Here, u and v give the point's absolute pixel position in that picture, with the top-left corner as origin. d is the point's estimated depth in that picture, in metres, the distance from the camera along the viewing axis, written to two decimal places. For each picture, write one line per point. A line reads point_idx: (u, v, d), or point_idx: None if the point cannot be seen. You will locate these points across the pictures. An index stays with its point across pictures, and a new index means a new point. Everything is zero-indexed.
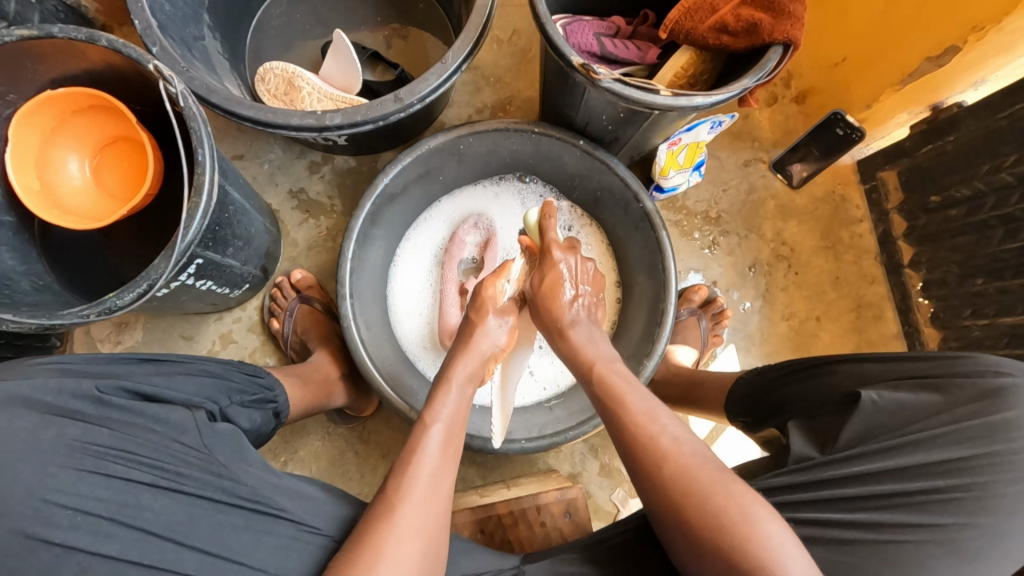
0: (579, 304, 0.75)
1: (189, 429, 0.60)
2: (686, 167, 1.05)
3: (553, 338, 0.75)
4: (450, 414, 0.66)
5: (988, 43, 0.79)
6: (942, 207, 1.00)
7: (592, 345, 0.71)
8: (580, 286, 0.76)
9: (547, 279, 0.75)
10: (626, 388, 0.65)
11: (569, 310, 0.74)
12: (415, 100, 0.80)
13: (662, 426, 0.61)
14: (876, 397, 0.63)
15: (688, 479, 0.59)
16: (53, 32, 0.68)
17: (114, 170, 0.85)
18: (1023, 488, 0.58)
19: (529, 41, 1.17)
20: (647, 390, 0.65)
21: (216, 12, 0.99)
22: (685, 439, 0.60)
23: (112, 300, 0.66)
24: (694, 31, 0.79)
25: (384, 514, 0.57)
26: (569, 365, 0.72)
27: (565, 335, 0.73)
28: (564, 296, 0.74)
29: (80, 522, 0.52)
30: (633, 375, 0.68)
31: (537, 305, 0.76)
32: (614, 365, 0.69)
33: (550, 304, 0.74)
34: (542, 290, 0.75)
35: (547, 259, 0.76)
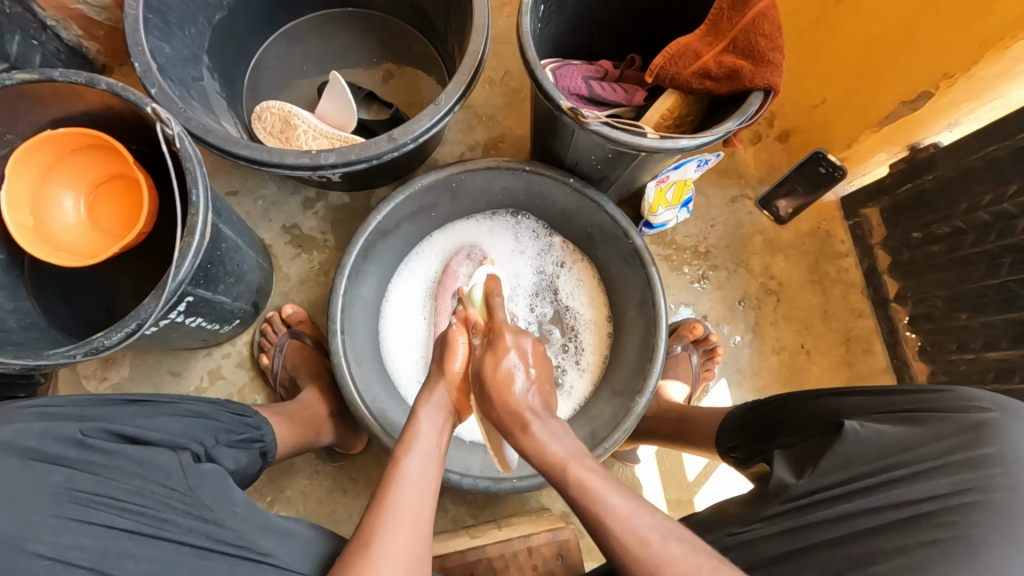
0: (531, 394, 0.68)
1: (174, 472, 0.59)
2: (675, 204, 1.07)
3: (509, 435, 0.66)
4: (431, 448, 0.66)
5: (957, 88, 0.83)
6: (924, 243, 1.03)
7: (557, 441, 0.63)
8: (529, 372, 0.69)
9: (499, 369, 0.68)
10: (605, 491, 0.58)
11: (522, 401, 0.67)
12: (408, 140, 0.81)
13: (648, 527, 0.55)
14: (858, 426, 0.64)
15: (674, 530, 0.56)
16: (54, 76, 0.70)
17: (109, 207, 0.86)
18: (1012, 527, 0.55)
19: (520, 81, 1.21)
20: (623, 483, 0.59)
21: (215, 54, 1.01)
22: (673, 538, 0.55)
23: (99, 339, 0.66)
24: (679, 75, 0.83)
25: (359, 554, 0.55)
26: (536, 466, 0.64)
27: (524, 433, 0.64)
28: (515, 383, 0.68)
29: (60, 572, 0.51)
30: (610, 474, 0.60)
31: (488, 394, 0.68)
32: (586, 461, 0.62)
33: (503, 397, 0.67)
34: (493, 382, 0.68)
35: (495, 344, 0.71)
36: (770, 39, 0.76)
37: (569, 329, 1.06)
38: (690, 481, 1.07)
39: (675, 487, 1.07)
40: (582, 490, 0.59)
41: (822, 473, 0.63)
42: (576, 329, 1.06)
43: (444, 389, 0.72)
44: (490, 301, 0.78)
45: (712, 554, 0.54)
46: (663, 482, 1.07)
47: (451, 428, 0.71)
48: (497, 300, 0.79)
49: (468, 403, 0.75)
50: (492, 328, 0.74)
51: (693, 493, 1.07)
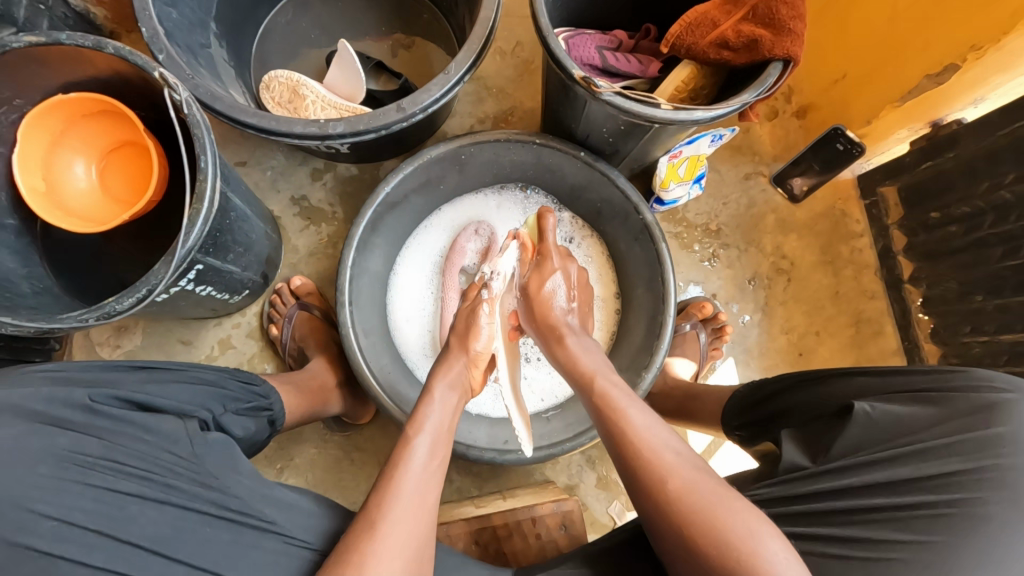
0: (569, 314, 0.79)
1: (180, 438, 0.60)
2: (687, 180, 1.06)
3: (548, 341, 0.77)
4: (441, 424, 0.68)
5: (986, 61, 0.80)
6: (942, 224, 1.00)
7: (587, 356, 0.73)
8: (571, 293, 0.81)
9: (543, 285, 0.79)
10: (627, 403, 0.66)
11: (562, 318, 0.78)
12: (417, 110, 0.80)
13: (662, 441, 0.61)
14: (869, 408, 0.63)
15: (687, 450, 0.61)
16: (61, 38, 0.69)
17: (120, 174, 0.86)
18: (1012, 505, 0.55)
19: (531, 53, 1.19)
20: (646, 404, 0.66)
21: (222, 21, 1.00)
22: (686, 456, 0.60)
23: (110, 304, 0.66)
24: (696, 45, 0.80)
25: (368, 525, 0.56)
26: (565, 373, 0.74)
27: (560, 345, 0.75)
28: (558, 300, 0.79)
29: (66, 535, 0.52)
30: (632, 391, 0.69)
31: (529, 303, 0.80)
32: (611, 376, 0.70)
33: (545, 312, 0.78)
34: (537, 294, 0.79)
35: (546, 262, 0.81)
36: (792, 7, 0.74)
37: None
38: None
39: None
40: (605, 398, 0.67)
41: (832, 456, 0.62)
42: None
43: (462, 366, 0.75)
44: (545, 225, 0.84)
45: (717, 483, 0.57)
46: None
47: (462, 404, 0.73)
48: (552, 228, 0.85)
49: (480, 380, 0.78)
50: (541, 250, 0.83)
51: None
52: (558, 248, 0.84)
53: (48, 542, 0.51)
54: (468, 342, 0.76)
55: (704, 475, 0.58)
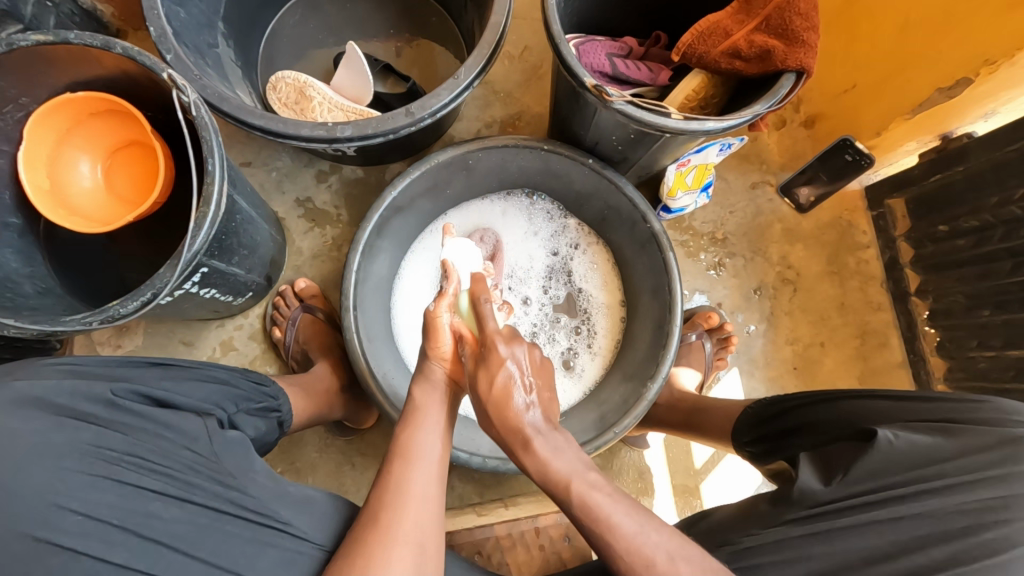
0: (532, 409, 0.60)
1: (201, 436, 0.60)
2: (694, 188, 1.05)
3: (511, 452, 0.61)
4: (438, 416, 0.65)
5: (999, 75, 0.79)
6: (950, 237, 1.00)
7: (559, 457, 0.58)
8: (529, 385, 0.60)
9: (495, 381, 0.60)
10: (611, 510, 0.56)
11: (523, 419, 0.59)
12: (426, 114, 0.80)
13: (652, 544, 0.55)
14: (892, 437, 0.62)
15: (681, 548, 0.55)
16: (69, 39, 0.68)
17: (126, 173, 0.85)
18: None
19: (539, 58, 1.18)
20: (633, 501, 0.57)
21: (230, 21, 0.99)
22: (680, 559, 0.54)
23: (115, 308, 0.65)
24: (707, 54, 0.80)
25: (371, 524, 0.56)
26: (536, 481, 0.60)
27: (526, 450, 0.59)
28: (515, 400, 0.59)
29: (90, 529, 0.50)
30: (620, 492, 0.58)
31: (483, 408, 0.61)
32: (588, 477, 0.58)
33: (500, 412, 0.59)
34: (490, 398, 0.60)
35: (489, 356, 0.61)
36: (806, 18, 0.74)
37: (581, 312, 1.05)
38: (697, 468, 1.07)
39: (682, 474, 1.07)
40: (588, 512, 0.56)
41: (852, 479, 0.62)
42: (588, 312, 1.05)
43: (439, 369, 0.67)
44: (482, 307, 0.65)
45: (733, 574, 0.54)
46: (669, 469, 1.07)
47: (456, 399, 0.69)
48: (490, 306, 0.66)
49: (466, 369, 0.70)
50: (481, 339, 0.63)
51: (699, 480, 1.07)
52: (502, 331, 0.63)
53: (71, 538, 0.49)
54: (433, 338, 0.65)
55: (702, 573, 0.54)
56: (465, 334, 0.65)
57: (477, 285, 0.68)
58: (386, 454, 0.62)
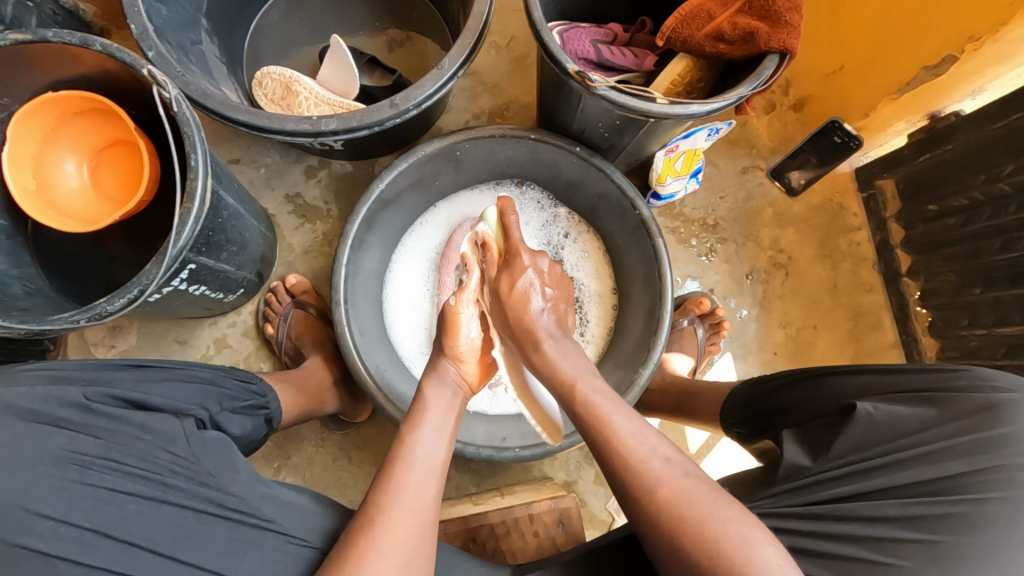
0: (545, 315, 0.75)
1: (178, 437, 0.59)
2: (684, 174, 1.05)
3: (524, 353, 0.74)
4: (443, 421, 0.67)
5: (984, 51, 0.79)
6: (939, 217, 1.00)
7: (565, 361, 0.70)
8: (545, 292, 0.76)
9: (517, 287, 0.75)
10: (611, 410, 0.64)
11: (536, 322, 0.73)
12: (411, 106, 0.80)
13: (651, 448, 0.61)
14: (871, 408, 0.63)
15: (698, 494, 0.57)
16: (47, 36, 0.68)
17: (112, 173, 0.85)
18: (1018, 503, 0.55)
19: (526, 47, 1.17)
20: (631, 410, 0.65)
21: (213, 17, 0.99)
22: (676, 461, 0.60)
23: (102, 306, 0.66)
24: (692, 37, 0.80)
25: (365, 526, 0.57)
26: (545, 382, 0.71)
27: (536, 351, 0.72)
28: (530, 302, 0.74)
29: (64, 533, 0.52)
30: (614, 396, 0.67)
31: (501, 307, 0.76)
32: (592, 382, 0.68)
33: (517, 314, 0.74)
34: (508, 297, 0.75)
35: (512, 264, 0.77)
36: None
37: (573, 301, 1.05)
38: (692, 453, 1.08)
39: None
40: (588, 408, 0.65)
41: (833, 456, 0.63)
42: (581, 301, 1.05)
43: (451, 367, 0.73)
44: (507, 224, 0.82)
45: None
46: None
47: (461, 405, 0.72)
48: (513, 224, 0.82)
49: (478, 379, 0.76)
50: (508, 249, 0.80)
51: (694, 465, 1.07)
52: (523, 243, 0.80)
53: (47, 542, 0.51)
54: (449, 336, 0.74)
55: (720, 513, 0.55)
56: (484, 242, 0.83)
57: (505, 204, 0.85)
58: (386, 457, 0.63)
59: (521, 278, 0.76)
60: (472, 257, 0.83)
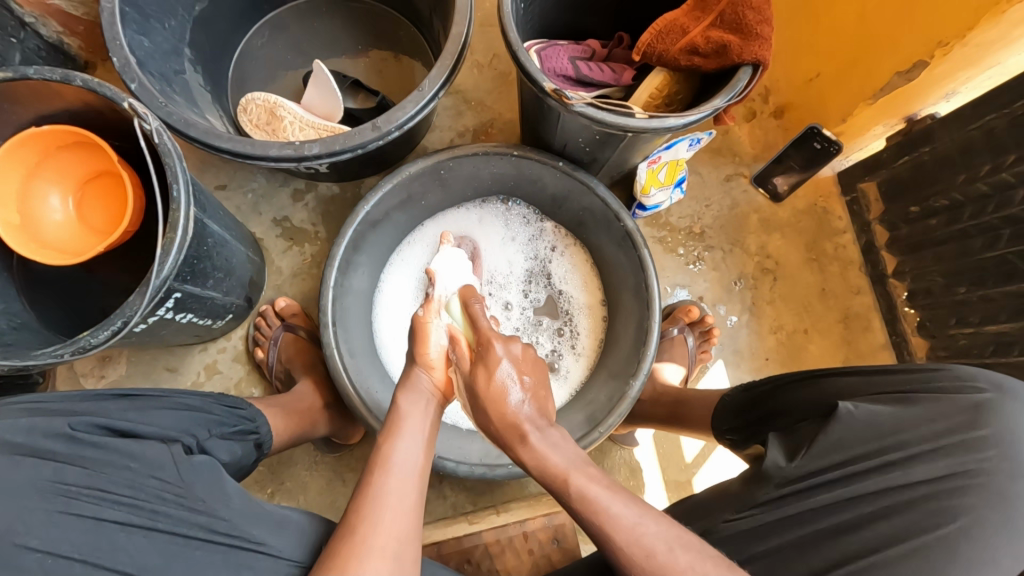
0: (525, 403, 0.62)
1: (166, 463, 0.59)
2: (668, 184, 1.06)
3: (505, 445, 0.63)
4: (420, 426, 0.66)
5: (953, 57, 0.80)
6: (922, 217, 1.01)
7: (556, 451, 0.60)
8: (523, 382, 0.63)
9: (491, 383, 0.63)
10: (607, 501, 0.57)
11: (513, 411, 0.62)
12: (393, 128, 0.80)
13: (653, 535, 0.55)
14: (853, 407, 0.63)
15: (681, 540, 0.55)
16: (28, 74, 0.69)
17: (97, 204, 0.86)
18: (998, 505, 0.57)
19: (508, 65, 1.19)
20: (630, 492, 0.58)
21: (196, 46, 1.00)
22: (680, 547, 0.54)
23: (86, 338, 0.66)
24: (667, 52, 0.81)
25: (347, 536, 0.56)
26: (536, 478, 0.61)
27: (522, 444, 0.61)
28: (509, 398, 0.62)
29: (51, 566, 0.51)
30: (614, 483, 0.59)
31: (478, 406, 0.64)
32: (587, 470, 0.59)
33: (497, 413, 0.62)
34: (486, 395, 0.63)
35: (478, 367, 0.64)
36: (759, 12, 0.75)
37: (563, 314, 1.06)
38: (689, 462, 1.08)
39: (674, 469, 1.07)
40: (586, 505, 0.57)
41: (815, 452, 0.62)
42: (570, 313, 1.05)
43: (423, 375, 0.70)
44: (472, 312, 0.72)
45: (711, 558, 0.54)
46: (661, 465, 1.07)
47: (438, 412, 0.69)
48: (478, 309, 0.73)
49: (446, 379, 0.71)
50: (478, 341, 0.67)
51: (691, 475, 1.07)
52: (493, 328, 0.69)
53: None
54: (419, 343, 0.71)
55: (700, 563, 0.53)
56: (458, 351, 0.69)
57: (466, 294, 0.76)
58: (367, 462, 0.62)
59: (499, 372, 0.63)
60: (441, 350, 0.70)
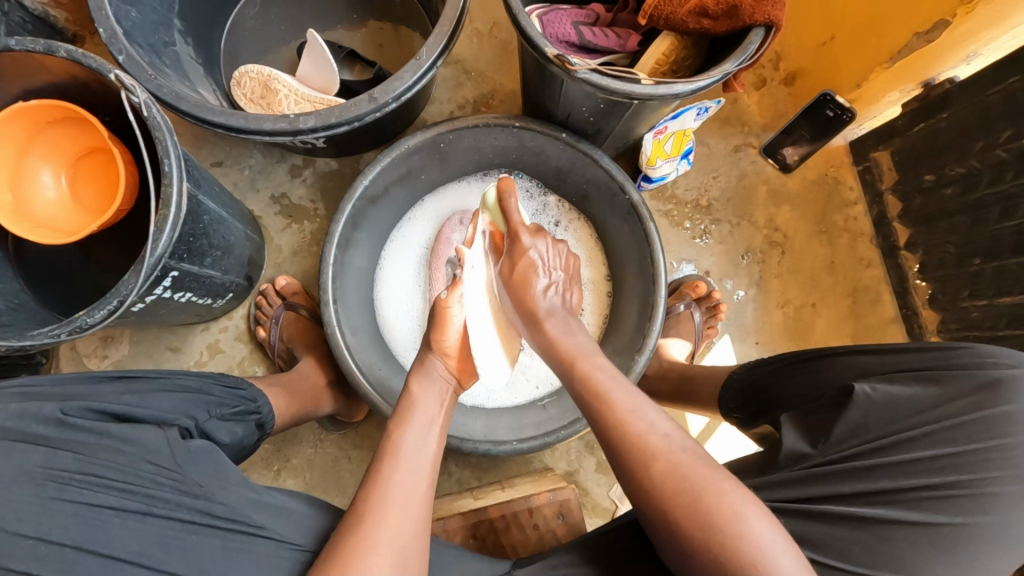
0: (549, 294, 0.69)
1: (162, 449, 0.58)
2: (674, 155, 1.03)
3: (525, 322, 0.70)
4: (430, 416, 0.66)
5: (978, 14, 0.76)
6: (937, 187, 0.98)
7: (568, 337, 0.67)
8: (553, 273, 0.70)
9: (519, 266, 0.69)
10: (612, 387, 0.63)
11: (541, 300, 0.68)
12: (390, 98, 0.78)
13: (655, 424, 0.60)
14: (870, 390, 0.61)
15: (693, 464, 0.57)
16: (9, 45, 0.66)
17: (91, 182, 0.84)
18: (1016, 480, 0.56)
19: (508, 33, 1.15)
20: (635, 386, 0.64)
21: (186, 17, 0.97)
22: (677, 435, 0.59)
23: (82, 318, 0.65)
24: (675, 15, 0.76)
25: (354, 527, 0.56)
26: (544, 357, 0.69)
27: (538, 327, 0.68)
28: (536, 282, 0.68)
29: (44, 552, 0.51)
30: (616, 370, 0.66)
31: (509, 290, 0.70)
32: (595, 358, 0.66)
33: (522, 295, 0.68)
34: (514, 281, 0.70)
35: (515, 245, 0.71)
36: None
37: None
38: (694, 437, 1.07)
39: None
40: (589, 382, 0.63)
41: (835, 442, 0.61)
42: None
43: (440, 363, 0.70)
44: (506, 202, 0.74)
45: (717, 536, 0.53)
46: None
47: (449, 400, 0.70)
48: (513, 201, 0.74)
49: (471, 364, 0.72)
50: (509, 231, 0.73)
51: None
52: (525, 224, 0.73)
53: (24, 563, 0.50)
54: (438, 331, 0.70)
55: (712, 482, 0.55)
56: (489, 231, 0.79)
57: (505, 184, 0.74)
58: (374, 453, 0.63)
59: (536, 282, 0.68)
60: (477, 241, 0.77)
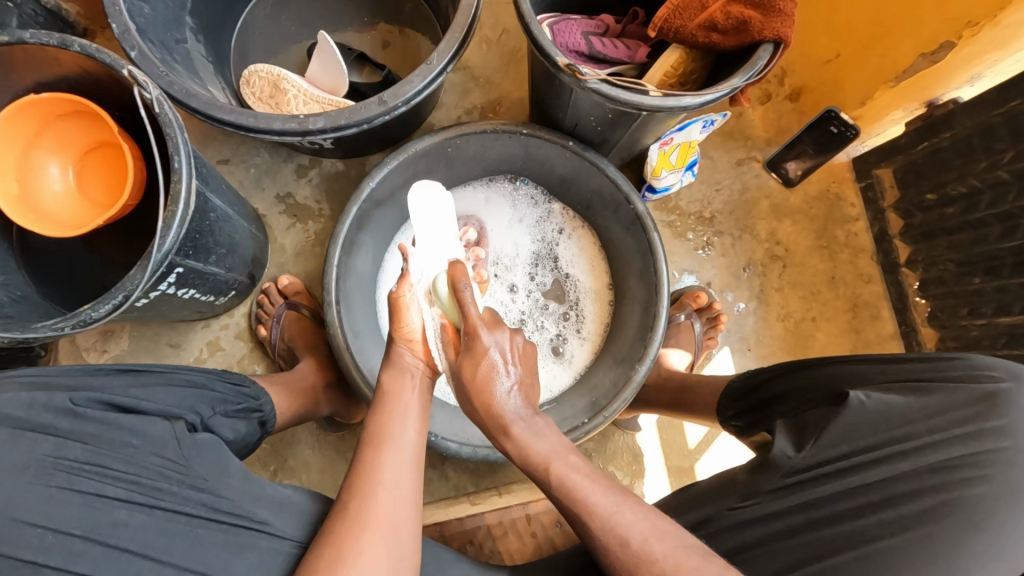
0: (513, 395, 0.61)
1: (169, 442, 0.58)
2: (679, 167, 1.03)
3: (494, 435, 0.63)
4: (413, 400, 0.66)
5: (982, 37, 0.78)
6: (938, 205, 0.99)
7: (538, 440, 0.60)
8: (512, 372, 0.61)
9: (479, 369, 0.61)
10: (587, 490, 0.57)
11: (505, 404, 0.61)
12: (400, 102, 0.78)
13: (629, 523, 0.55)
14: (864, 397, 0.62)
15: (658, 528, 0.55)
16: (25, 38, 0.67)
17: (98, 176, 0.84)
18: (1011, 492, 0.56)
19: (517, 41, 1.16)
20: (607, 479, 0.59)
21: (198, 15, 0.97)
22: (654, 538, 0.54)
23: (86, 312, 0.65)
24: (684, 29, 0.77)
25: (344, 513, 0.56)
26: (521, 466, 0.62)
27: (507, 436, 0.61)
28: (497, 387, 0.61)
29: (39, 546, 0.51)
30: (591, 467, 0.60)
31: (469, 395, 0.63)
32: (568, 459, 0.60)
33: (484, 404, 0.61)
34: (473, 385, 0.61)
35: (469, 347, 0.61)
36: None
37: (569, 297, 1.04)
38: (692, 448, 1.07)
39: (676, 454, 1.07)
40: (568, 495, 0.58)
41: (823, 445, 0.61)
42: (576, 297, 1.04)
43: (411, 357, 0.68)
44: (458, 294, 0.63)
45: (695, 552, 0.53)
46: (663, 451, 1.07)
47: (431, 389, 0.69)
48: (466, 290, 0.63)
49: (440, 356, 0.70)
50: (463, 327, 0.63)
51: (694, 461, 1.07)
52: (482, 316, 0.63)
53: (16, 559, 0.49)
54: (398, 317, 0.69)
55: (677, 552, 0.53)
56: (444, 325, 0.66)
57: (455, 272, 0.64)
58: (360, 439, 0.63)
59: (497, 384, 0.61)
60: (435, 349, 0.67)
